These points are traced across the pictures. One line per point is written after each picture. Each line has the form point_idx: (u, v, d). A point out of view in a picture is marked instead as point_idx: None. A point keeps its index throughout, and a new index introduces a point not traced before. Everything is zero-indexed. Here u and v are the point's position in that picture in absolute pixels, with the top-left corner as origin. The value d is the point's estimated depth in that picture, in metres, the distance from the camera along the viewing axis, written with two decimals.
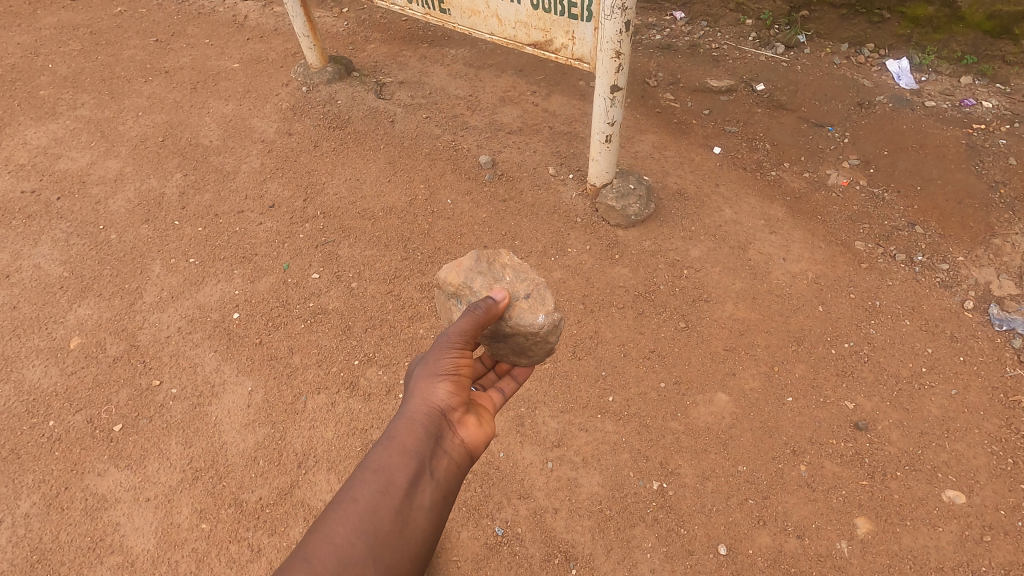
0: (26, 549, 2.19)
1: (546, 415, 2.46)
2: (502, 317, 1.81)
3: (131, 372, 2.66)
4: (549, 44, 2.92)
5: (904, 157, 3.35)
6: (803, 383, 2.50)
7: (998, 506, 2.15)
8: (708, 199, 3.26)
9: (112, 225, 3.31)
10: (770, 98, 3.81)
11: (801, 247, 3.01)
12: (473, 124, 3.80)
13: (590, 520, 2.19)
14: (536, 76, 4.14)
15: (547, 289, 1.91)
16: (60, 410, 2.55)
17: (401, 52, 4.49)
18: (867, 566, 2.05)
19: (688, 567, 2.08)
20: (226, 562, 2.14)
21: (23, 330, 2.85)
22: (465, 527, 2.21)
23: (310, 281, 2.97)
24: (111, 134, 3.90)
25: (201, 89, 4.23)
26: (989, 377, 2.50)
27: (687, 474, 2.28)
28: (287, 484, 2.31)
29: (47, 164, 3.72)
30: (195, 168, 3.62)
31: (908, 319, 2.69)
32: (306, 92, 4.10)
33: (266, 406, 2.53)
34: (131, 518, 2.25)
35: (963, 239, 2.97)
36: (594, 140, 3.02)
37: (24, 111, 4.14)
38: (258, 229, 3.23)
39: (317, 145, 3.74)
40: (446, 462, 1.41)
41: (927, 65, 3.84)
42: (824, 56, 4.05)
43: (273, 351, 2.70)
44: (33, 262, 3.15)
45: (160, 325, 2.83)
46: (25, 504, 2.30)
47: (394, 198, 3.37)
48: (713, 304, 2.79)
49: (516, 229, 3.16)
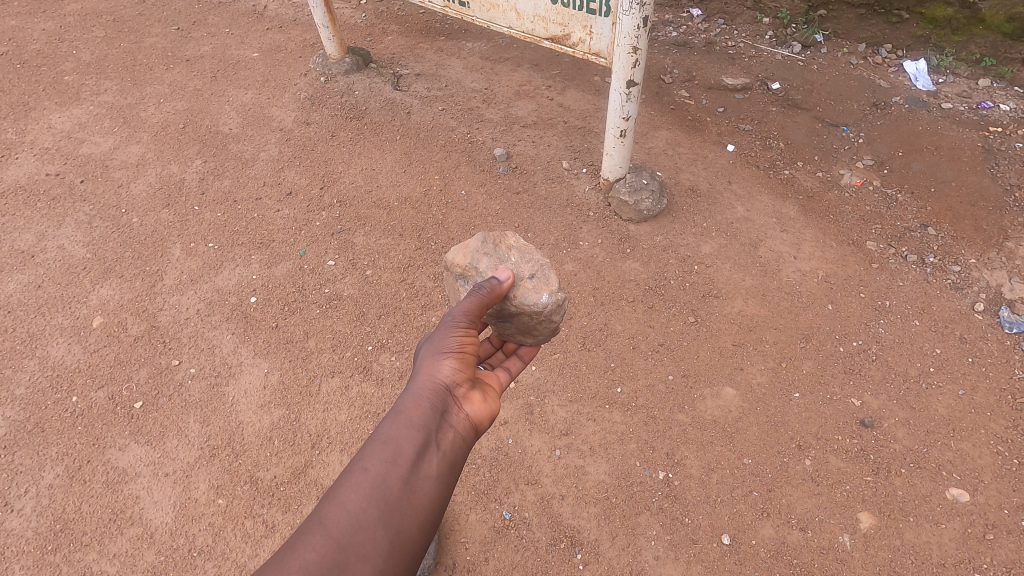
0: (50, 518, 2.27)
1: (555, 404, 2.50)
2: (507, 297, 1.85)
3: (151, 352, 2.73)
4: (566, 39, 2.95)
5: (918, 159, 3.35)
6: (810, 379, 2.53)
7: (1002, 505, 2.17)
8: (720, 197, 3.28)
9: (134, 209, 3.39)
10: (785, 97, 3.82)
11: (812, 246, 3.03)
12: (488, 117, 3.83)
13: (595, 507, 2.24)
14: (552, 70, 4.17)
15: (551, 269, 1.94)
16: (83, 387, 2.63)
17: (419, 44, 4.53)
18: (869, 560, 2.08)
19: (692, 555, 2.12)
20: (241, 537, 2.20)
21: (46, 309, 2.94)
22: (474, 510, 2.26)
23: (325, 268, 3.03)
24: (133, 120, 3.97)
25: (221, 78, 4.30)
26: (997, 378, 2.51)
27: (693, 465, 2.31)
28: (301, 464, 2.37)
29: (71, 148, 3.80)
30: (214, 155, 3.69)
31: (918, 319, 2.71)
32: (324, 82, 4.16)
33: (282, 388, 2.59)
34: (151, 492, 2.32)
35: (975, 241, 2.98)
36: (609, 135, 3.04)
37: (49, 96, 4.22)
38: (276, 215, 3.30)
39: (334, 134, 3.80)
40: (452, 435, 1.45)
41: (944, 67, 3.84)
42: (841, 55, 4.05)
43: (289, 335, 2.77)
44: (57, 243, 3.23)
45: (180, 307, 2.90)
46: (50, 475, 2.38)
47: (409, 188, 3.42)
48: (723, 300, 2.82)
49: (529, 221, 3.20)
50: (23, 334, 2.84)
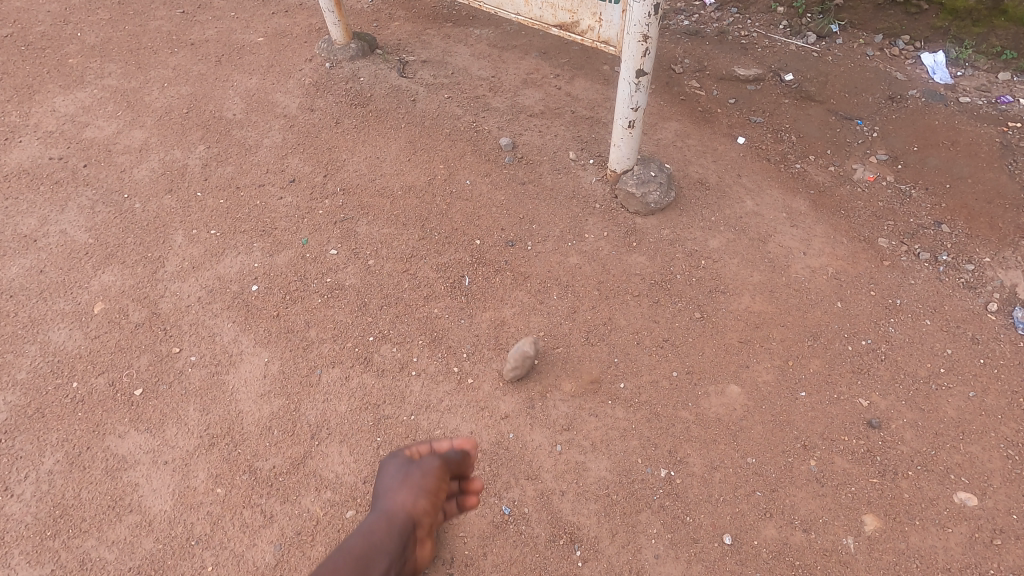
0: (49, 504, 2.27)
1: (557, 398, 2.47)
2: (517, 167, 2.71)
3: (152, 339, 2.72)
4: (575, 26, 2.88)
5: (934, 154, 3.28)
6: (817, 378, 2.49)
7: (1011, 510, 2.13)
8: (730, 190, 3.22)
9: (137, 194, 3.37)
10: (798, 89, 3.74)
11: (822, 242, 2.97)
12: (494, 105, 3.78)
13: (596, 504, 2.21)
14: (560, 59, 4.11)
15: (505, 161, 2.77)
16: (83, 372, 2.62)
17: (426, 30, 4.47)
18: (873, 563, 2.04)
19: (693, 554, 2.09)
20: (239, 526, 2.19)
21: (48, 293, 2.93)
22: (473, 505, 2.23)
23: (328, 257, 3.00)
24: (137, 105, 3.94)
25: (225, 62, 4.26)
26: (1009, 380, 2.45)
27: (695, 463, 2.28)
28: (300, 455, 2.36)
29: (75, 132, 3.77)
30: (218, 140, 3.66)
31: (929, 319, 2.65)
32: (329, 67, 4.11)
33: (282, 377, 2.57)
34: (150, 479, 2.32)
35: (990, 240, 2.91)
36: (617, 125, 2.98)
37: (53, 79, 4.19)
38: (279, 203, 3.27)
39: (339, 122, 3.75)
40: (417, 555, 1.35)
41: (964, 59, 3.73)
42: (857, 46, 3.95)
43: (290, 324, 2.74)
44: (59, 228, 3.21)
45: (181, 294, 2.88)
46: (49, 461, 2.38)
47: (414, 177, 3.38)
48: (730, 295, 2.77)
49: (534, 212, 3.16)
50: (24, 318, 2.83)
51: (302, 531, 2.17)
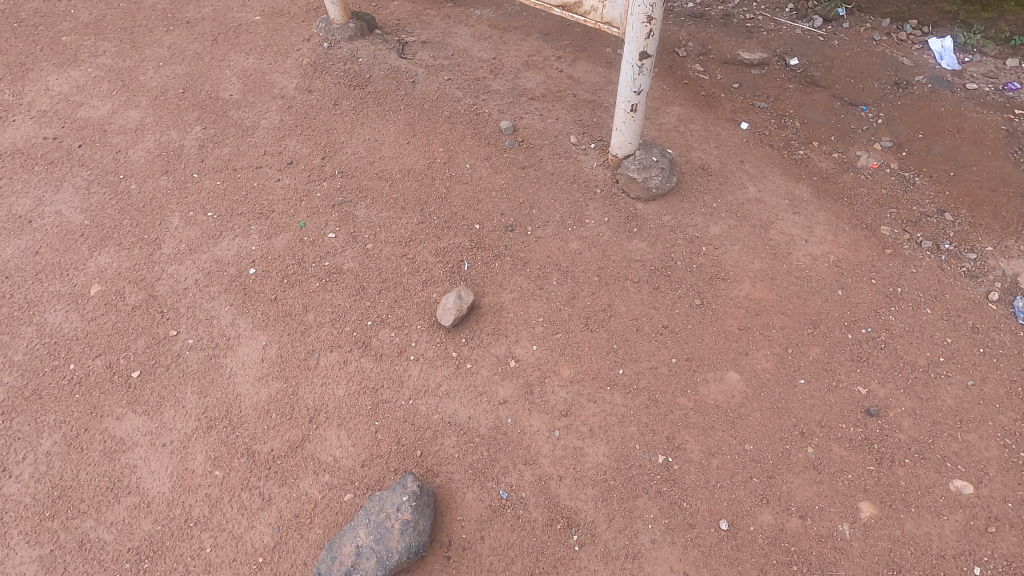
0: (48, 486, 2.27)
1: (556, 384, 2.47)
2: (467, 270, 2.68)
3: (149, 321, 2.71)
4: (578, 7, 2.82)
5: (938, 141, 3.25)
6: (816, 366, 2.48)
7: (1007, 499, 2.14)
8: (732, 176, 3.19)
9: (133, 175, 3.33)
10: (803, 74, 3.69)
11: (824, 229, 2.94)
12: (495, 88, 3.72)
13: (593, 489, 2.22)
14: (562, 41, 4.05)
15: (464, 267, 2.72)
16: (81, 355, 2.61)
17: (426, 10, 4.40)
18: (868, 550, 2.05)
19: (688, 539, 2.10)
20: (238, 508, 2.20)
21: (44, 275, 2.90)
22: (470, 489, 2.23)
23: (326, 240, 2.97)
24: (132, 84, 3.88)
25: (222, 41, 4.19)
26: (1008, 370, 2.45)
27: (694, 450, 2.28)
28: (298, 438, 2.35)
29: (69, 112, 3.72)
30: (214, 121, 3.61)
31: (931, 307, 2.64)
32: (327, 48, 4.04)
33: (280, 361, 2.56)
34: (148, 462, 2.32)
35: (993, 229, 2.89)
36: (620, 109, 2.94)
37: (47, 57, 4.12)
38: (276, 185, 3.23)
39: (337, 103, 3.69)
40: None
41: (972, 45, 3.67)
42: (864, 30, 3.88)
43: (288, 308, 2.73)
44: (55, 209, 3.18)
45: (177, 277, 2.86)
46: (47, 442, 2.37)
47: (413, 160, 3.34)
48: (731, 282, 2.76)
49: (534, 197, 3.13)
50: (21, 299, 2.81)
51: (300, 513, 2.18)
